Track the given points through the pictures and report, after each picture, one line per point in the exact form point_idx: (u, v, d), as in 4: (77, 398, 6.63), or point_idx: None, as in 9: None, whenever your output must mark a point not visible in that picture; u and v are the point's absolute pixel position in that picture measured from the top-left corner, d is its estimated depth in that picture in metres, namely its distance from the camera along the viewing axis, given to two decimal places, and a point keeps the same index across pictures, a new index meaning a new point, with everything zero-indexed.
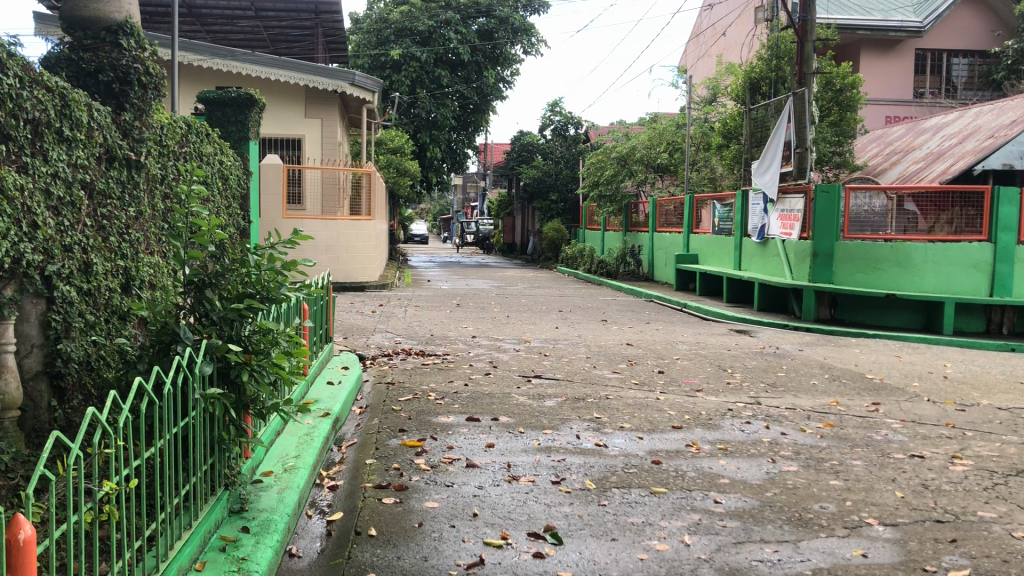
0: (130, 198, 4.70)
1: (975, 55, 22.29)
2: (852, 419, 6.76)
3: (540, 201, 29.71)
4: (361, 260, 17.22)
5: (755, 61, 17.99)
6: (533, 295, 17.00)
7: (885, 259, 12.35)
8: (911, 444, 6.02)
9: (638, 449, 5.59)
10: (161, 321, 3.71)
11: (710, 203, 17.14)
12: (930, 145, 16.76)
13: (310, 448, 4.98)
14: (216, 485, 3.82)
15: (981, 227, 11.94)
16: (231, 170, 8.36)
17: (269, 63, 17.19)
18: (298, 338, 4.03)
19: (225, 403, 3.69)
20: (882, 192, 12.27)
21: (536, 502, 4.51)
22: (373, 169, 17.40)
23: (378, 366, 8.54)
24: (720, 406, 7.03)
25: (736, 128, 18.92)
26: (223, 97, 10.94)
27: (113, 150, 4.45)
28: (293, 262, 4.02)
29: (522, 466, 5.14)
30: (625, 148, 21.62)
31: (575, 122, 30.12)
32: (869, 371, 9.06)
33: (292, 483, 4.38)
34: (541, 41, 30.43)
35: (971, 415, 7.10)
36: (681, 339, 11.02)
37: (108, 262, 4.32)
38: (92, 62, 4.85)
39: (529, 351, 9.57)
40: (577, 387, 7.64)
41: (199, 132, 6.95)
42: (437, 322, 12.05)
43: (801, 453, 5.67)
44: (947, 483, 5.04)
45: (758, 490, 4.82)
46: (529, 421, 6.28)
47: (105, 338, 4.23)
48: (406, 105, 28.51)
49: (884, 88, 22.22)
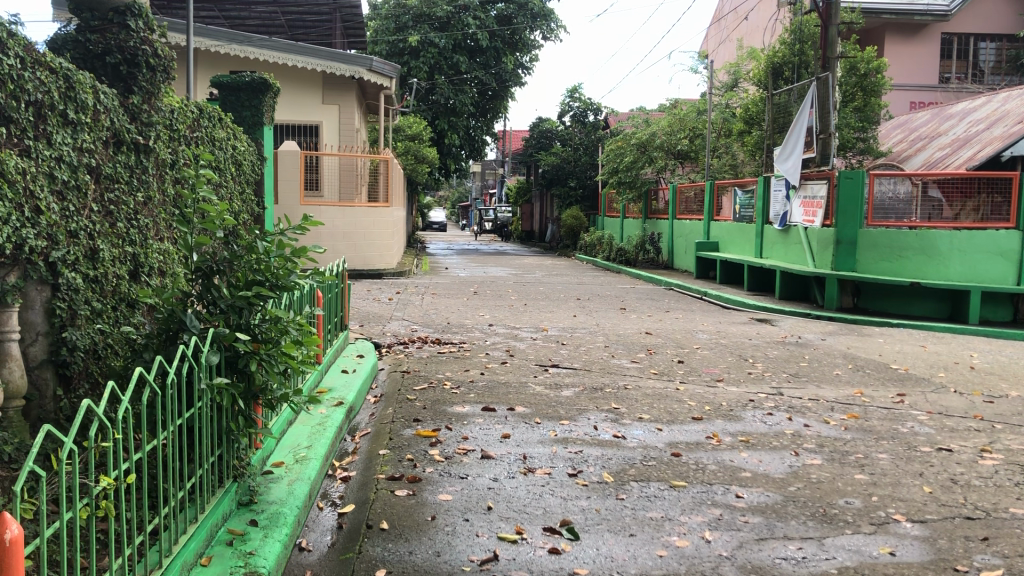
0: (139, 183, 4.60)
1: (1003, 39, 21.85)
2: (877, 411, 6.60)
3: (558, 187, 29.52)
4: (378, 247, 17.12)
5: (777, 46, 17.73)
6: (550, 282, 16.87)
7: (911, 247, 12.11)
8: (938, 437, 5.85)
9: (658, 441, 5.46)
10: (168, 308, 3.63)
11: (731, 190, 16.94)
12: (955, 132, 16.44)
13: (322, 439, 4.90)
14: (224, 477, 3.74)
15: (1008, 214, 11.69)
16: (245, 155, 8.27)
17: (286, 49, 17.08)
18: (309, 327, 3.94)
19: (233, 393, 3.59)
20: (907, 178, 12.06)
21: (552, 496, 4.39)
22: (390, 155, 17.25)
23: (394, 354, 8.46)
24: (741, 397, 6.89)
25: (757, 114, 18.69)
26: (237, 82, 10.86)
27: (120, 134, 4.36)
28: (303, 248, 3.92)
29: (538, 458, 5.02)
30: (645, 135, 21.47)
31: (594, 109, 29.89)
32: (894, 362, 8.86)
33: (303, 474, 4.29)
34: (561, 27, 30.24)
35: (1000, 407, 6.90)
36: (701, 328, 10.85)
37: (115, 248, 4.23)
38: (98, 44, 4.74)
39: (547, 340, 9.45)
40: (594, 377, 7.52)
41: (210, 116, 6.84)
42: (454, 309, 11.95)
43: (826, 446, 5.52)
44: (977, 479, 4.88)
45: (781, 485, 4.68)
46: (546, 411, 6.16)
47: (112, 326, 4.14)
48: (424, 92, 28.37)
49: (909, 73, 21.86)
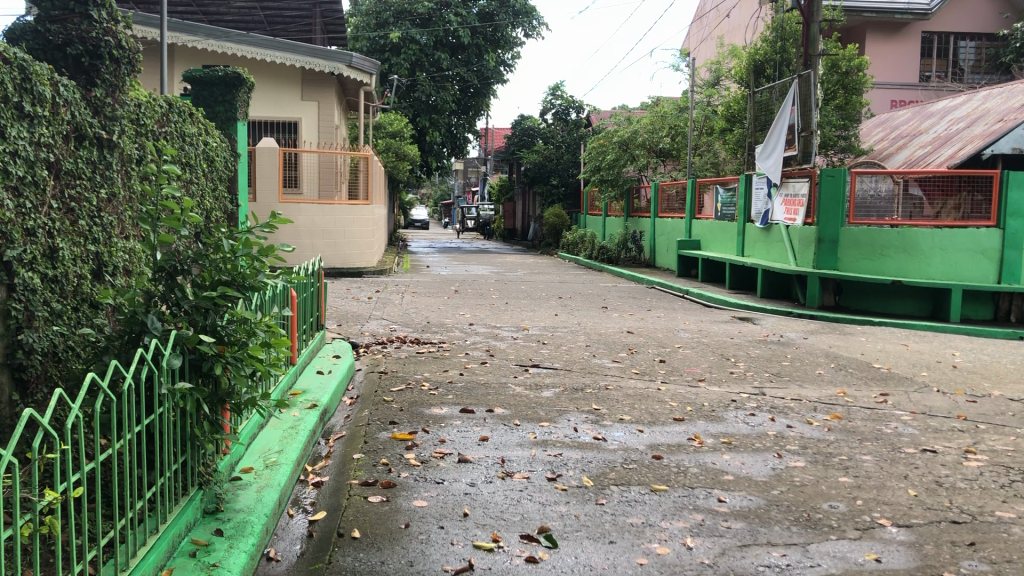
0: (102, 179, 4.46)
1: (983, 38, 21.93)
2: (861, 412, 6.52)
3: (541, 186, 29.41)
4: (358, 244, 16.95)
5: (759, 43, 17.69)
6: (532, 281, 16.75)
7: (892, 245, 12.11)
8: (922, 438, 5.77)
9: (639, 443, 5.36)
10: (130, 309, 3.48)
11: (713, 188, 16.88)
12: (936, 130, 16.44)
13: (294, 443, 4.75)
14: (189, 484, 3.59)
15: (989, 212, 11.71)
16: (217, 151, 8.10)
17: (265, 44, 16.90)
18: (277, 329, 3.80)
19: (197, 397, 3.45)
20: (888, 176, 11.98)
21: (530, 501, 4.28)
22: (371, 152, 17.08)
23: (372, 354, 8.32)
24: (724, 398, 6.79)
25: (739, 112, 18.67)
26: (210, 76, 10.68)
27: (82, 128, 4.21)
28: (271, 247, 3.78)
29: (516, 462, 4.90)
30: (627, 132, 21.20)
31: (576, 106, 29.81)
32: (877, 361, 8.80)
33: (272, 480, 4.14)
34: (543, 24, 30.16)
35: (984, 407, 6.85)
36: (683, 327, 10.77)
37: (76, 247, 4.08)
38: (59, 34, 4.56)
39: (527, 340, 9.34)
40: (575, 377, 7.41)
41: (181, 111, 6.70)
42: (434, 308, 11.82)
43: (809, 448, 5.43)
44: (962, 481, 4.80)
45: (764, 488, 4.59)
46: (525, 413, 6.05)
47: (72, 327, 3.99)
48: (406, 89, 28.18)
49: (889, 71, 21.91)
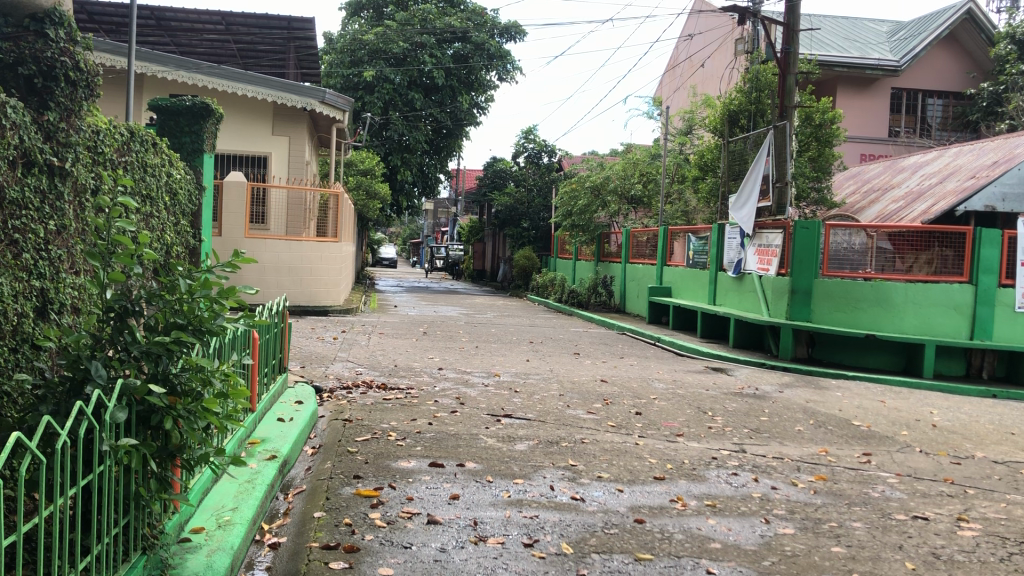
0: (52, 210, 4.16)
1: (950, 96, 22.41)
2: (846, 473, 6.28)
3: (511, 228, 29.33)
4: (325, 282, 16.50)
5: (734, 94, 17.74)
6: (503, 324, 16.45)
7: (866, 299, 11.94)
8: (912, 503, 5.55)
9: (619, 504, 5.06)
10: (72, 355, 3.13)
11: (685, 236, 16.79)
12: (909, 184, 16.49)
13: (249, 499, 4.41)
14: (131, 549, 3.23)
15: (960, 268, 11.68)
16: (181, 185, 7.77)
17: (237, 77, 16.65)
18: (235, 379, 3.47)
19: (144, 454, 3.11)
20: (862, 229, 11.97)
21: (506, 571, 3.94)
22: (341, 190, 16.80)
23: (336, 400, 7.94)
24: (704, 455, 6.52)
25: (712, 161, 18.72)
26: (176, 105, 10.38)
27: (31, 153, 3.93)
28: (232, 289, 3.46)
29: (489, 524, 4.58)
30: (600, 178, 21.19)
31: (548, 150, 29.76)
32: (855, 418, 8.59)
33: (225, 543, 3.79)
34: (517, 68, 30.28)
35: (968, 469, 6.65)
36: (658, 377, 10.53)
37: (18, 283, 3.77)
38: (10, 53, 4.22)
39: (499, 387, 9.03)
40: (550, 429, 7.09)
41: (143, 140, 6.41)
42: (402, 351, 11.47)
43: (796, 512, 5.16)
44: (960, 554, 4.55)
45: (755, 558, 4.30)
46: (499, 468, 5.72)
47: (7, 371, 3.64)
48: (378, 127, 28.06)
49: (860, 125, 22.10)
